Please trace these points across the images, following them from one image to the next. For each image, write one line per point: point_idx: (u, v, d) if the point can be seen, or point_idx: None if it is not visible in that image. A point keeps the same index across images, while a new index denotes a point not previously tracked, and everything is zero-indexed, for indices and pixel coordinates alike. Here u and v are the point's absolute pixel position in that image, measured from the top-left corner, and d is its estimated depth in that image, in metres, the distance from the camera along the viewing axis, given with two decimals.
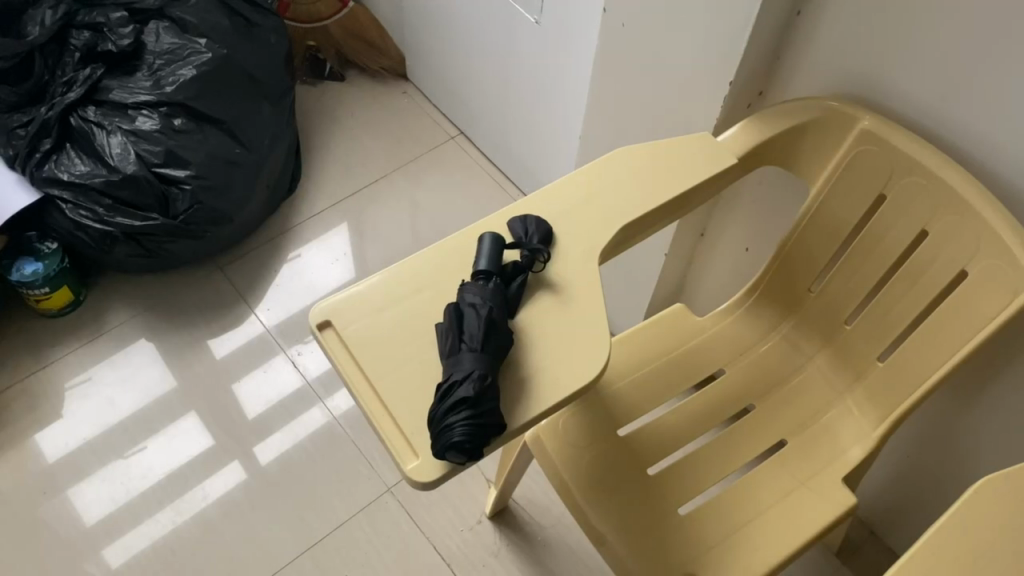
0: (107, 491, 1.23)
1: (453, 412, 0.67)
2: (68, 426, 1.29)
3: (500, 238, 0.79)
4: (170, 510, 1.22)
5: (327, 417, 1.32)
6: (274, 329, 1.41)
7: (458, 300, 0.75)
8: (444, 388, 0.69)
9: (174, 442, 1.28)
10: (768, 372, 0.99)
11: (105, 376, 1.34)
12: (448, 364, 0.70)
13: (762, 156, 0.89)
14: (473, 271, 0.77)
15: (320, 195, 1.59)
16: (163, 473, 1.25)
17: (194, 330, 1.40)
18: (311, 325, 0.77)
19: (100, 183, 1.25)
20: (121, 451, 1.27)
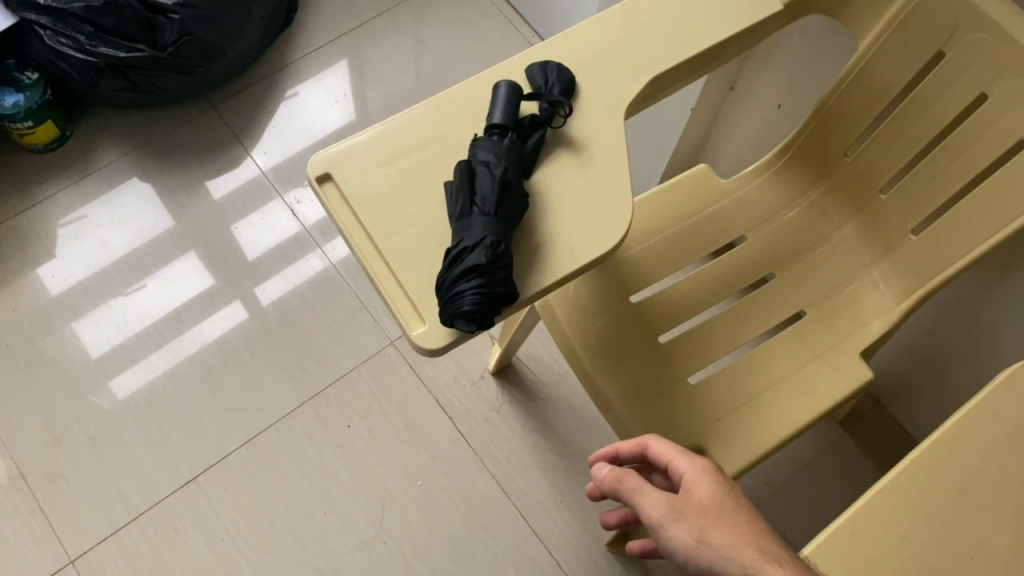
0: (103, 327, 1.22)
1: (461, 280, 0.63)
2: (61, 259, 1.26)
3: (515, 87, 0.72)
4: (167, 351, 1.21)
5: (324, 263, 1.28)
6: (272, 174, 1.34)
7: (469, 157, 0.69)
8: (452, 255, 0.64)
9: (172, 282, 1.25)
10: (792, 239, 0.94)
11: (95, 217, 1.29)
12: (457, 230, 0.66)
13: (811, 5, 0.80)
14: (486, 125, 0.70)
15: (319, 28, 1.48)
16: (160, 313, 1.23)
17: (188, 172, 1.33)
18: (310, 178, 0.71)
19: (80, 8, 1.14)
20: (116, 295, 1.24)
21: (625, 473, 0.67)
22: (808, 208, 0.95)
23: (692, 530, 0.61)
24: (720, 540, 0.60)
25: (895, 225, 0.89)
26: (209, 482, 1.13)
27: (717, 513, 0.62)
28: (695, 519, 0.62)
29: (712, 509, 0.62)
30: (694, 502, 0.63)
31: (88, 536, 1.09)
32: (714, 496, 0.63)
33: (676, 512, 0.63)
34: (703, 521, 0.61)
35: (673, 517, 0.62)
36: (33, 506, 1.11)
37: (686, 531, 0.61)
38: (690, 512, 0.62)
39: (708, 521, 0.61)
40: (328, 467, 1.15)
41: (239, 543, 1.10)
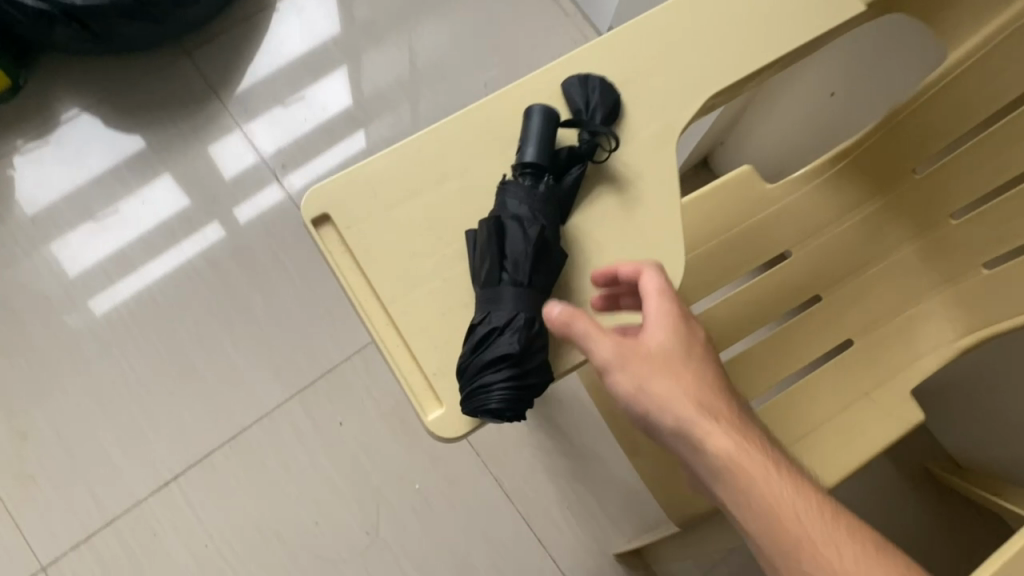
0: (72, 252, 1.13)
1: (489, 370, 0.53)
2: (21, 180, 1.15)
3: (550, 113, 0.60)
4: (143, 277, 1.13)
5: (282, 193, 1.18)
6: (252, 131, 1.20)
7: (496, 206, 0.58)
8: (478, 336, 0.54)
9: (142, 201, 1.16)
10: (845, 256, 0.84)
11: (46, 155, 1.17)
12: (483, 303, 0.55)
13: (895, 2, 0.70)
14: (516, 163, 0.59)
15: None
16: (133, 235, 1.14)
17: (159, 128, 1.19)
18: (305, 219, 0.60)
19: None
20: (81, 222, 1.14)
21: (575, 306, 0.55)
22: (865, 220, 0.84)
23: (640, 383, 0.55)
24: (670, 397, 0.55)
25: (967, 251, 0.82)
26: (189, 482, 1.05)
27: (669, 364, 0.56)
28: (640, 367, 0.55)
29: (664, 360, 0.56)
30: (643, 348, 0.56)
31: (60, 539, 1.02)
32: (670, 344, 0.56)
33: (624, 359, 0.55)
34: (650, 371, 0.55)
35: (619, 363, 0.55)
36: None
37: (633, 383, 0.55)
38: (639, 361, 0.56)
39: (654, 371, 0.56)
40: (318, 467, 1.07)
41: (222, 549, 1.03)
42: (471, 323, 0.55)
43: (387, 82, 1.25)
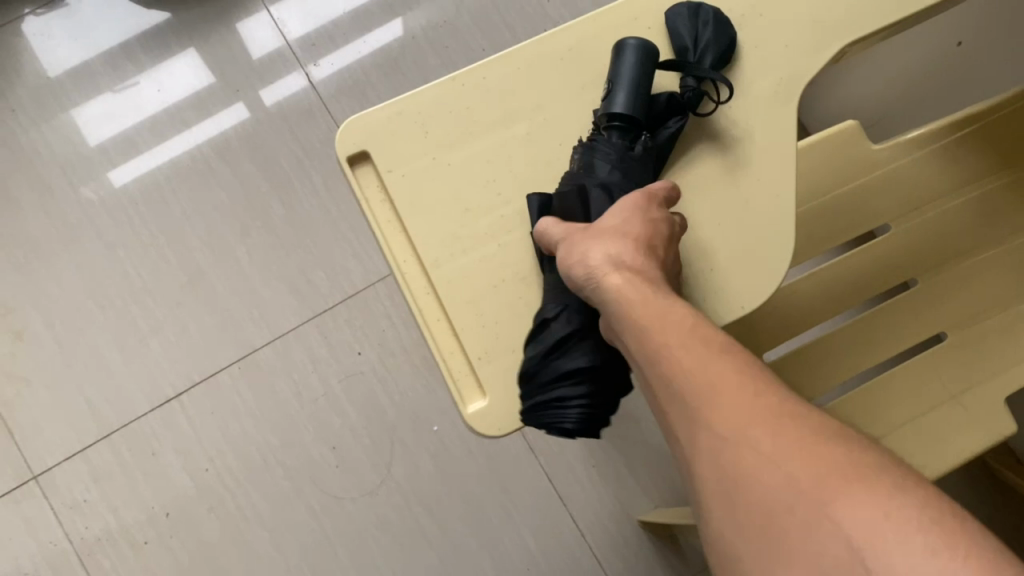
0: (84, 125, 1.03)
1: (567, 387, 0.50)
2: (27, 47, 1.04)
3: (647, 47, 0.52)
4: (160, 155, 1.03)
5: (304, 83, 1.06)
6: (283, 20, 1.08)
7: (583, 167, 0.53)
8: (554, 345, 0.50)
9: (159, 71, 1.05)
10: (951, 236, 0.73)
11: (53, 28, 1.05)
12: (560, 299, 0.51)
13: None
14: (609, 113, 0.52)
15: None
16: (150, 108, 1.04)
17: (183, 10, 1.07)
18: (340, 159, 0.53)
19: None
20: (93, 93, 1.04)
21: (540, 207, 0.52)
22: (977, 200, 0.74)
23: (574, 252, 0.49)
24: (598, 266, 0.49)
25: None
26: (194, 403, 0.98)
27: (614, 233, 0.50)
28: (577, 233, 0.50)
29: (605, 232, 0.50)
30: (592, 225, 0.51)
31: (54, 450, 0.95)
32: (622, 215, 0.50)
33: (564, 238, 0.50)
34: (585, 237, 0.50)
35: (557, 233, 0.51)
36: None
37: (564, 255, 0.50)
38: (580, 229, 0.50)
39: (588, 237, 0.50)
40: (332, 398, 0.99)
41: (223, 476, 0.96)
42: (541, 321, 0.51)
43: None
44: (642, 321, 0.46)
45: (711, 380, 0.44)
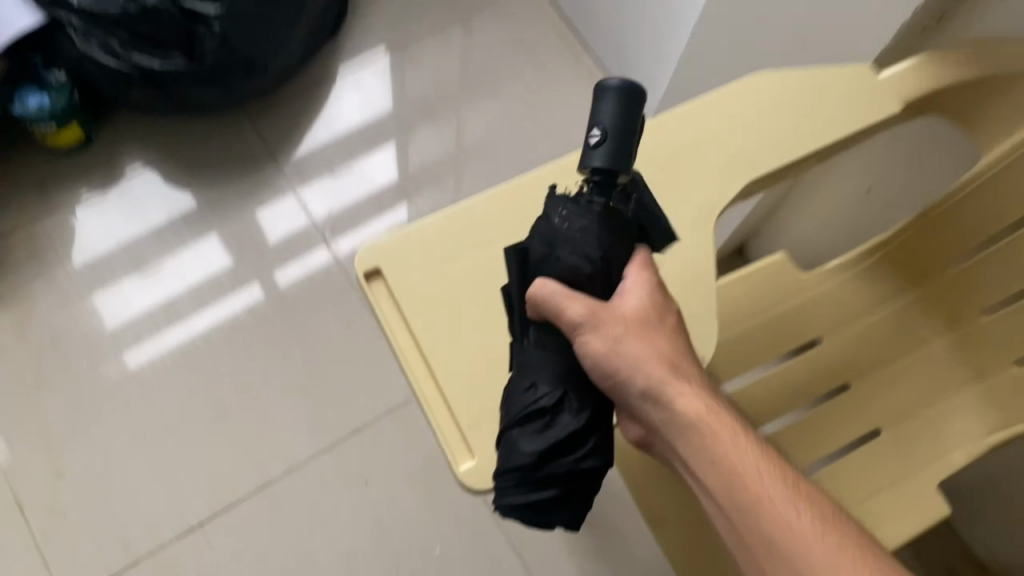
0: (118, 306, 1.16)
1: (555, 498, 0.53)
2: (76, 235, 1.19)
3: (632, 100, 0.50)
4: (183, 330, 1.16)
5: (330, 257, 1.21)
6: (303, 190, 1.25)
7: (556, 227, 0.52)
8: (554, 452, 0.52)
9: (188, 260, 1.20)
10: (876, 346, 0.85)
11: (104, 205, 1.21)
12: (554, 386, 0.52)
13: (938, 102, 0.72)
14: (591, 168, 0.50)
15: (368, 30, 1.36)
16: (176, 292, 1.18)
17: (219, 189, 1.24)
18: (357, 274, 0.63)
19: (117, 13, 1.05)
20: (129, 277, 1.18)
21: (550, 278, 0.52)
22: (895, 314, 0.85)
23: (610, 343, 0.51)
24: (636, 356, 0.51)
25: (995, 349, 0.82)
26: (214, 531, 1.06)
27: (644, 327, 0.52)
28: (614, 326, 0.51)
29: (637, 324, 0.52)
30: (617, 313, 0.51)
31: None
32: (642, 309, 0.52)
33: (594, 326, 0.51)
34: (624, 333, 0.51)
35: (589, 325, 0.51)
36: (29, 540, 1.05)
37: (602, 345, 0.51)
38: (612, 320, 0.51)
39: (627, 333, 0.51)
40: (342, 523, 1.08)
41: None
42: (541, 420, 0.52)
43: (436, 155, 1.28)
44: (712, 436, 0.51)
45: (748, 465, 0.51)
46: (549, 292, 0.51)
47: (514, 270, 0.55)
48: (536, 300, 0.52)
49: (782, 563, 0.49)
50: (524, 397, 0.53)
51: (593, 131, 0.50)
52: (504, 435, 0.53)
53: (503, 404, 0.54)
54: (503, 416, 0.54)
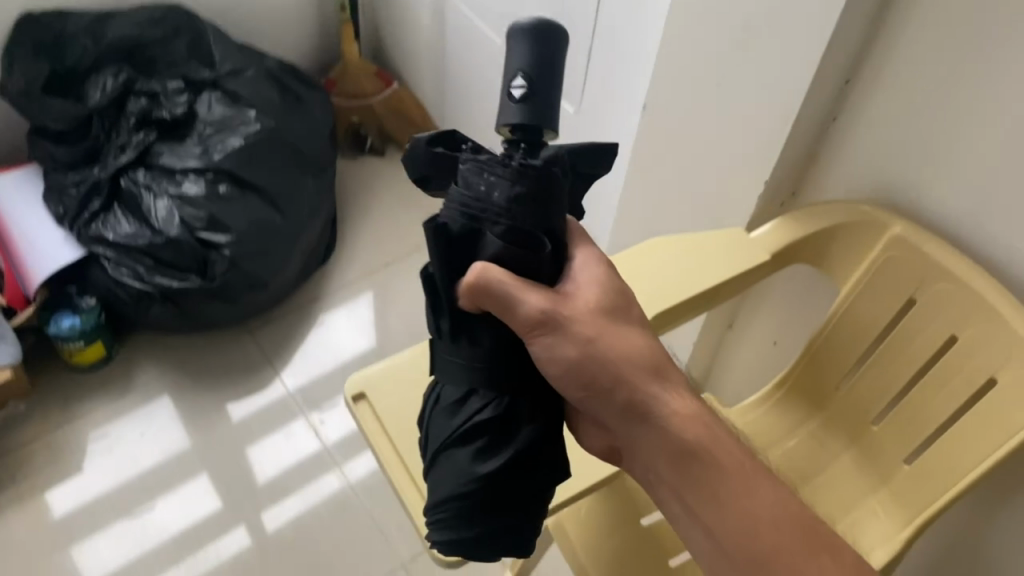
0: (115, 548, 1.23)
1: (492, 523, 0.54)
2: (83, 480, 1.29)
3: (550, 42, 0.50)
4: (176, 568, 1.22)
5: (342, 483, 1.31)
6: (299, 395, 1.41)
7: (491, 198, 0.50)
8: (492, 481, 0.53)
9: (184, 501, 1.28)
10: (793, 466, 0.94)
11: (124, 420, 1.36)
12: (498, 395, 0.54)
13: (790, 256, 0.89)
14: (519, 126, 0.50)
15: (353, 260, 1.61)
16: (173, 531, 1.25)
17: (221, 392, 1.40)
18: (346, 396, 0.79)
19: (144, 243, 1.29)
20: (129, 517, 1.26)
21: (488, 262, 0.51)
22: (806, 438, 0.96)
23: (582, 339, 0.52)
24: (620, 361, 0.53)
25: (891, 457, 0.89)
26: None
27: (603, 319, 0.54)
28: (586, 322, 0.53)
29: (600, 317, 0.54)
30: (581, 308, 0.53)
31: None
32: (602, 306, 0.54)
33: (562, 325, 0.52)
34: (594, 328, 0.53)
35: (559, 318, 0.52)
36: None
37: (581, 347, 0.52)
38: (579, 315, 0.53)
39: (597, 329, 0.53)
40: None
41: None
42: (480, 445, 0.54)
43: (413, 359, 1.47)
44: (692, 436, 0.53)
45: (730, 458, 0.53)
46: (497, 279, 0.50)
47: (435, 246, 0.51)
48: (476, 286, 0.50)
49: (754, 545, 0.52)
50: (462, 415, 0.54)
51: (517, 82, 0.49)
52: (441, 451, 0.55)
53: (438, 415, 0.56)
54: (437, 429, 0.56)
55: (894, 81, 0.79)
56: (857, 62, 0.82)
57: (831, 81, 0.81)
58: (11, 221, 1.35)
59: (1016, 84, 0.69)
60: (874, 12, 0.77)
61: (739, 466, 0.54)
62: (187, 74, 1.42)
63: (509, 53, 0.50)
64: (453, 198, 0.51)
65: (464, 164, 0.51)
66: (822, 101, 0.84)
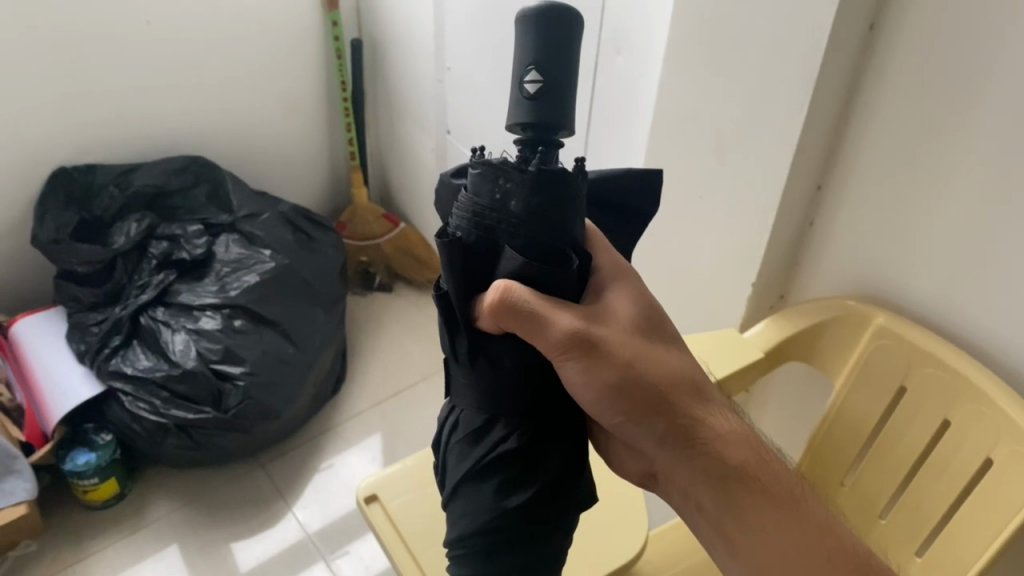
0: None
1: (511, 557, 0.56)
2: None
3: (563, 37, 0.51)
4: None
5: None
6: (314, 534, 1.40)
7: (506, 207, 0.51)
8: (511, 516, 0.55)
9: None
10: None
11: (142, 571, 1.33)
12: (516, 430, 0.56)
13: (785, 353, 0.92)
14: (532, 122, 0.52)
15: (363, 395, 1.66)
16: None
17: (232, 527, 1.41)
18: (358, 498, 0.82)
19: (161, 377, 1.34)
20: None
21: (514, 283, 0.52)
22: None
23: (621, 359, 0.55)
24: (650, 380, 0.55)
25: (900, 551, 0.86)
26: None
27: (633, 339, 0.57)
28: (622, 341, 0.56)
29: (630, 336, 0.57)
30: (616, 330, 0.56)
31: None
32: (636, 326, 0.57)
33: (591, 347, 0.54)
34: (630, 348, 0.56)
35: (595, 336, 0.54)
36: None
37: (611, 369, 0.55)
38: (616, 336, 0.56)
39: (632, 351, 0.56)
40: None
41: None
42: (500, 479, 0.56)
43: None
44: (730, 455, 0.55)
45: (775, 480, 0.55)
46: (525, 304, 0.52)
47: (451, 262, 0.52)
48: (503, 310, 0.52)
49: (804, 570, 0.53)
50: (481, 451, 0.57)
51: (529, 79, 0.51)
52: (462, 487, 0.58)
53: (458, 452, 0.58)
54: (459, 464, 0.58)
55: (861, 183, 0.86)
56: (826, 169, 0.89)
57: (804, 187, 0.88)
58: (34, 359, 1.39)
59: (970, 174, 0.76)
60: (836, 123, 0.86)
61: (772, 485, 0.55)
62: (206, 220, 1.53)
63: (522, 48, 0.52)
64: (468, 208, 0.52)
65: (474, 172, 0.52)
66: (799, 206, 0.90)
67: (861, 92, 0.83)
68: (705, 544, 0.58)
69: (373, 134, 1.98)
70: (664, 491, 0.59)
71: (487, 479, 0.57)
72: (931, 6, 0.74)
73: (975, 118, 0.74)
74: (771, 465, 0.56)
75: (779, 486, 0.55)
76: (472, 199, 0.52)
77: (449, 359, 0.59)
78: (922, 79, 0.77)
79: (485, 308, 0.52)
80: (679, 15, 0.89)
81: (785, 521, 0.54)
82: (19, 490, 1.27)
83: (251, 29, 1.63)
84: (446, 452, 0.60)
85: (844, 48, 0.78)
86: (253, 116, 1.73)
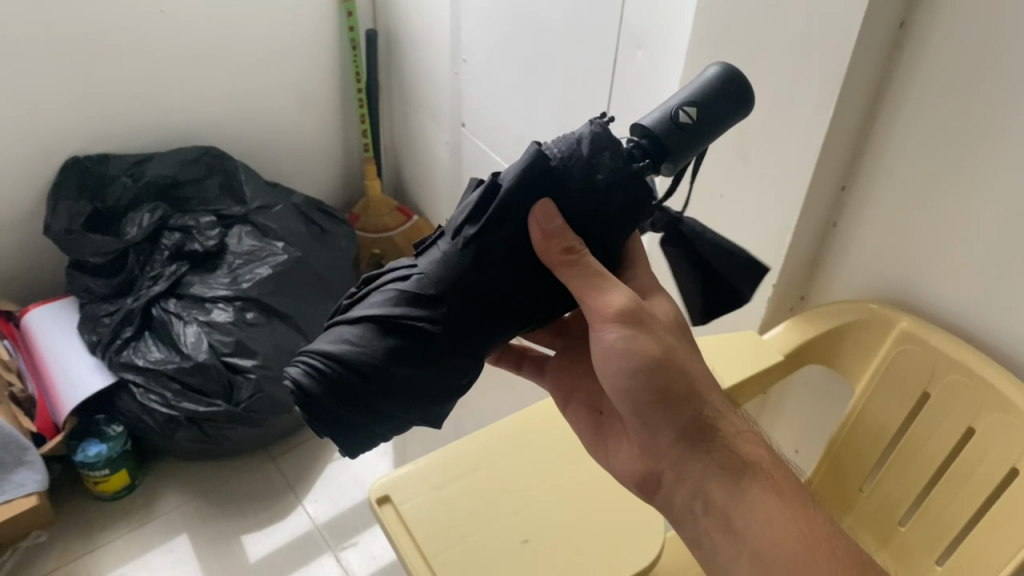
0: None
1: (344, 408, 0.53)
2: None
3: (729, 104, 0.55)
4: None
5: None
6: (323, 526, 1.39)
7: (592, 176, 0.53)
8: (378, 375, 0.53)
9: None
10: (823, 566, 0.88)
11: (152, 562, 1.32)
12: (441, 320, 0.54)
13: (806, 355, 0.90)
14: (661, 138, 0.54)
15: None
16: None
17: (242, 519, 1.40)
18: (371, 498, 0.81)
19: (172, 369, 1.33)
20: None
21: (585, 247, 0.53)
22: None
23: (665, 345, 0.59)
24: (687, 370, 0.59)
25: (921, 560, 0.85)
26: None
27: (674, 333, 0.61)
28: (665, 333, 0.60)
29: (670, 331, 0.61)
30: (659, 319, 0.61)
31: None
32: (677, 324, 0.63)
33: (639, 322, 0.57)
34: (669, 339, 0.60)
35: (642, 320, 0.58)
36: None
37: (657, 349, 0.58)
38: (659, 329, 0.60)
39: (671, 342, 0.60)
40: None
41: None
42: (398, 341, 0.53)
43: None
44: (746, 452, 0.59)
45: (783, 481, 0.59)
46: (593, 270, 0.53)
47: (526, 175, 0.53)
48: (551, 249, 0.52)
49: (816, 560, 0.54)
50: (403, 310, 0.54)
51: (687, 109, 0.54)
52: (361, 320, 0.55)
53: (385, 294, 0.55)
54: (377, 304, 0.55)
55: (888, 183, 0.84)
56: (852, 168, 0.87)
57: (829, 188, 0.87)
58: (45, 348, 1.39)
59: (1003, 176, 0.74)
60: (863, 122, 0.84)
61: (783, 483, 0.58)
62: (219, 211, 1.52)
63: (688, 92, 0.55)
64: (567, 146, 0.54)
65: (598, 128, 0.53)
66: (822, 205, 0.88)
67: (889, 91, 0.81)
68: (700, 549, 0.60)
69: (388, 126, 1.97)
70: (666, 490, 0.62)
71: (388, 333, 0.54)
72: (965, 6, 0.72)
73: (1007, 117, 0.72)
74: (782, 467, 0.60)
75: (789, 485, 0.58)
76: (573, 143, 0.54)
77: (445, 233, 0.56)
78: (955, 80, 0.75)
79: (551, 238, 0.52)
80: (702, 11, 0.87)
81: (796, 518, 0.56)
82: (29, 482, 1.26)
83: (266, 18, 1.61)
84: (372, 291, 0.57)
85: (874, 47, 0.76)
86: (266, 106, 1.72)
